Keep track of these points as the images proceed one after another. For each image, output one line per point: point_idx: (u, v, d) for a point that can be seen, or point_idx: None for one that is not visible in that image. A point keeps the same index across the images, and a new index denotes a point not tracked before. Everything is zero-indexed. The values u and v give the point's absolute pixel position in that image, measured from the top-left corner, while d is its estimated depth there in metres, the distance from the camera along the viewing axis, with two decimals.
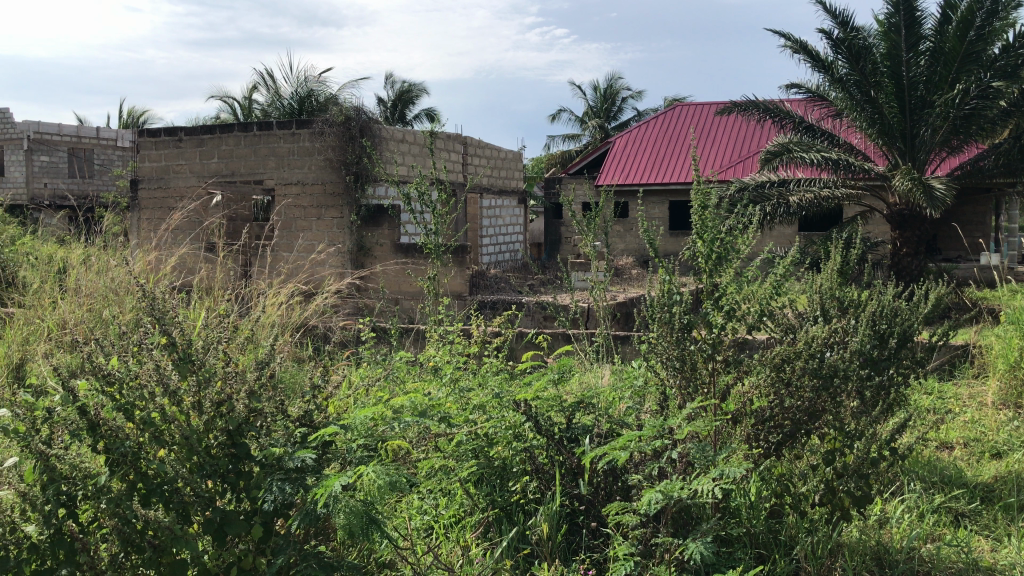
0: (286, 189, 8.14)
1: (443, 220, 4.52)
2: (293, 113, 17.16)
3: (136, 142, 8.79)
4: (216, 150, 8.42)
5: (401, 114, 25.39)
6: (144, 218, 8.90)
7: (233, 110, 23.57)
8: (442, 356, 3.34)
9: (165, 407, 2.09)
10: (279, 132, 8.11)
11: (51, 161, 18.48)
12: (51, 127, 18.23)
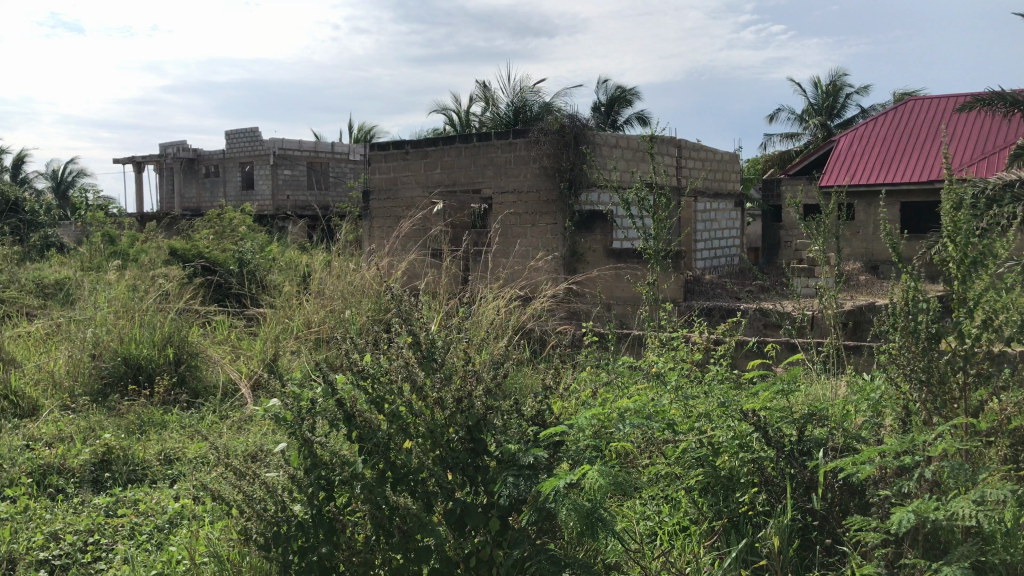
0: (503, 198, 8.39)
1: (663, 224, 4.48)
2: (509, 122, 17.68)
3: (368, 156, 9.42)
4: (439, 162, 8.85)
5: (614, 119, 25.50)
6: (375, 226, 9.52)
7: (453, 122, 24.66)
8: (666, 361, 3.32)
9: (411, 401, 2.24)
10: (497, 142, 8.39)
11: (293, 174, 20.20)
12: (292, 144, 19.93)
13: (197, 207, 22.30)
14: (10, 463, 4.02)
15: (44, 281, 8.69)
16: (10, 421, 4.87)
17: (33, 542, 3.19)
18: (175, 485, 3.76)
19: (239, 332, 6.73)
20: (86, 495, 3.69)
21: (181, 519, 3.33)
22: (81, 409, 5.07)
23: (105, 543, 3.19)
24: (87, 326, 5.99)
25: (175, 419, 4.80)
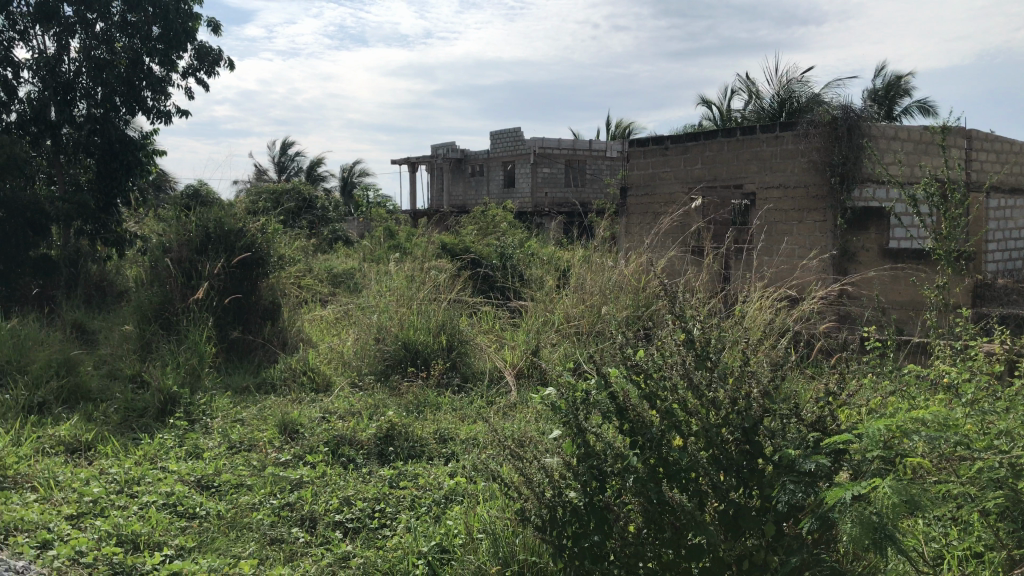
0: (767, 193, 8.09)
1: (955, 222, 4.11)
2: (774, 116, 16.98)
3: (627, 153, 9.47)
4: (700, 157, 8.71)
5: (889, 108, 23.73)
6: (633, 222, 9.55)
7: (714, 117, 24.12)
8: (959, 372, 3.04)
9: (686, 399, 2.21)
10: (761, 136, 8.10)
11: (552, 172, 20.78)
12: (553, 142, 20.46)
13: (463, 204, 23.57)
14: (311, 432, 4.50)
15: (335, 271, 9.60)
16: (308, 396, 5.45)
17: (329, 505, 3.55)
18: (450, 464, 4.02)
19: (504, 323, 7.05)
20: (373, 466, 4.05)
21: (456, 496, 3.55)
22: (367, 388, 5.56)
23: (391, 512, 3.47)
24: (372, 313, 6.56)
25: (448, 402, 5.12)
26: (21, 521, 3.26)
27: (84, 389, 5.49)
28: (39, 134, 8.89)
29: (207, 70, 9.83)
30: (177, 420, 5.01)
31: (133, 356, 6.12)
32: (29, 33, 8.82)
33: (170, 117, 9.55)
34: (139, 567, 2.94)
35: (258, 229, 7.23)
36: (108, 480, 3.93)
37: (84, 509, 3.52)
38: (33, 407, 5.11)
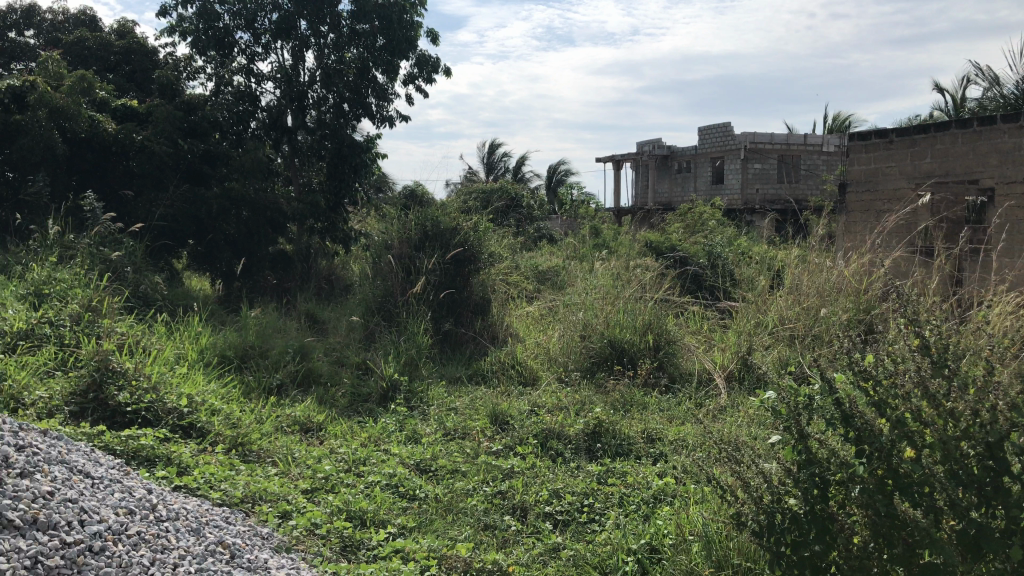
0: (1009, 189, 7.37)
1: None
2: (1017, 104, 15.47)
3: (847, 148, 9.02)
4: (930, 150, 8.10)
5: None
6: (853, 221, 9.05)
7: (946, 107, 22.32)
8: None
9: (921, 409, 2.08)
10: (1003, 126, 7.38)
11: (764, 168, 20.07)
12: (765, 137, 19.79)
13: (669, 201, 23.26)
14: (521, 424, 4.64)
15: (543, 268, 9.79)
16: (517, 388, 5.61)
17: (539, 496, 3.64)
18: (658, 463, 4.01)
19: (713, 324, 6.91)
20: (582, 461, 4.11)
21: (664, 496, 3.54)
22: (574, 383, 5.64)
23: (599, 507, 3.51)
24: (578, 310, 6.63)
25: (655, 402, 5.10)
26: (265, 492, 3.55)
27: (315, 373, 5.96)
28: (278, 138, 9.77)
29: (426, 75, 10.33)
30: (396, 406, 5.32)
31: (358, 345, 6.56)
32: (270, 46, 9.64)
33: (392, 121, 10.14)
34: (366, 542, 3.16)
35: (472, 227, 7.52)
36: (338, 458, 4.25)
37: (317, 485, 3.83)
38: (273, 389, 5.61)
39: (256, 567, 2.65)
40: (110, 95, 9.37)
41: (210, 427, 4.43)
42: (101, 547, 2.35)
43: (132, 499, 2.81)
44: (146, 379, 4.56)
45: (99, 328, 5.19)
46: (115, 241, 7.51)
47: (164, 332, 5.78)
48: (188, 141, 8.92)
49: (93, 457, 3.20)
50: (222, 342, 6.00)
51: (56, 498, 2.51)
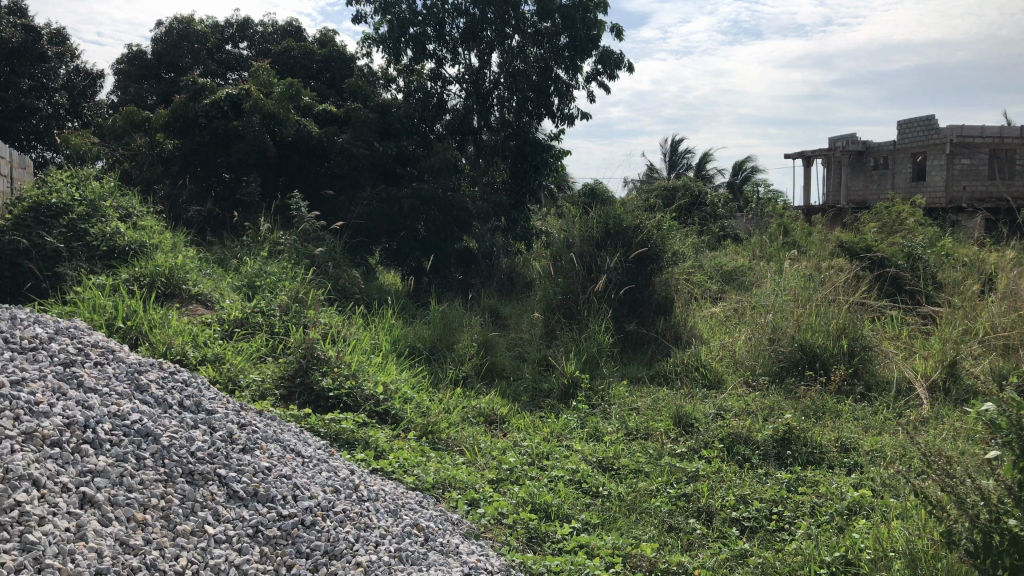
0: None
1: None
2: None
3: None
4: None
5: None
6: None
7: None
8: None
9: None
10: None
11: (972, 164, 18.58)
12: (975, 130, 18.28)
13: (864, 199, 21.95)
14: (705, 428, 4.54)
15: (727, 267, 9.54)
16: (701, 391, 5.50)
17: (724, 501, 3.57)
18: (854, 475, 3.82)
19: (913, 330, 6.49)
20: (770, 468, 3.99)
21: (861, 508, 3.37)
22: (762, 388, 5.48)
23: (789, 516, 3.40)
24: (766, 312, 6.42)
25: (849, 410, 4.86)
26: (454, 480, 3.68)
27: (499, 367, 6.12)
28: (463, 140, 10.08)
29: (608, 72, 10.33)
30: (579, 403, 5.36)
31: (541, 341, 6.66)
32: (457, 50, 9.96)
33: (574, 119, 10.22)
34: (551, 535, 3.21)
35: (655, 225, 7.42)
36: (523, 451, 4.34)
37: (503, 475, 3.93)
38: (459, 381, 5.80)
39: (449, 551, 2.77)
40: (314, 101, 10.01)
41: (402, 415, 4.66)
42: (312, 521, 2.53)
43: (337, 479, 3.01)
44: (346, 366, 4.86)
45: (305, 317, 5.58)
46: (317, 238, 8.03)
47: (361, 323, 6.13)
48: (383, 143, 9.40)
49: (303, 438, 3.45)
50: (412, 335, 6.27)
51: (274, 473, 2.73)
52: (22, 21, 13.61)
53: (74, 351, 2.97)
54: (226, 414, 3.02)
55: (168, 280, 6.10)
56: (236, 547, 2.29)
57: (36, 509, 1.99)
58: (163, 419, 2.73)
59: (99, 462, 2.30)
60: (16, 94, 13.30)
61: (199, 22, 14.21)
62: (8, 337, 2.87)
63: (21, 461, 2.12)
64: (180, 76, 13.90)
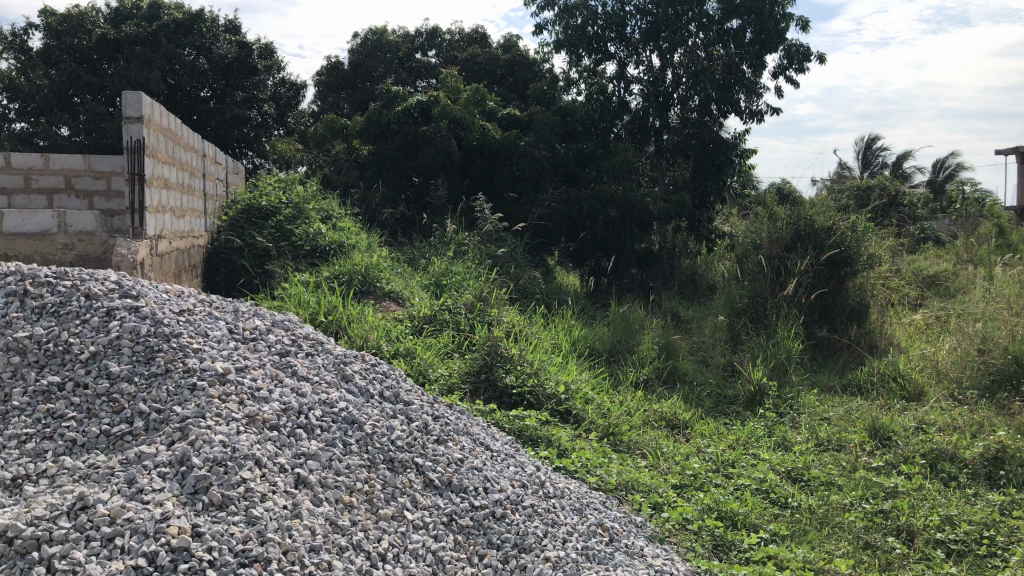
0: None
1: None
2: None
3: None
4: None
5: None
6: None
7: None
8: None
9: None
10: None
11: None
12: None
13: None
14: (906, 442, 4.28)
15: (928, 271, 8.94)
16: (900, 403, 5.19)
17: (927, 520, 3.35)
18: None
19: None
20: (980, 489, 3.72)
21: None
22: (969, 403, 5.09)
23: (1002, 542, 3.15)
24: (974, 321, 5.96)
25: None
26: (638, 482, 3.66)
27: (680, 371, 6.04)
28: (644, 140, 10.00)
29: (796, 66, 9.92)
30: (765, 411, 5.20)
31: (725, 346, 6.51)
32: (638, 50, 9.87)
33: (759, 116, 9.88)
34: (737, 544, 3.13)
35: (849, 226, 7.07)
36: (707, 458, 4.26)
37: (687, 481, 3.87)
38: (640, 384, 5.77)
39: (635, 553, 2.77)
40: (498, 105, 10.27)
41: (584, 415, 4.69)
42: (502, 514, 2.61)
43: (525, 474, 3.08)
44: (529, 365, 4.93)
45: (489, 316, 5.73)
46: (500, 238, 8.23)
47: (543, 323, 6.22)
48: (565, 145, 9.50)
49: (490, 432, 3.55)
50: (593, 336, 6.30)
51: (466, 465, 2.83)
52: (237, 39, 14.76)
53: (288, 342, 3.21)
54: (422, 405, 3.16)
55: (364, 277, 6.44)
56: (431, 534, 2.40)
57: (259, 486, 2.17)
58: (366, 408, 2.90)
59: (311, 446, 2.48)
60: (231, 106, 14.49)
61: (391, 32, 14.96)
62: (233, 327, 3.14)
63: (246, 441, 2.32)
64: (374, 85, 14.61)
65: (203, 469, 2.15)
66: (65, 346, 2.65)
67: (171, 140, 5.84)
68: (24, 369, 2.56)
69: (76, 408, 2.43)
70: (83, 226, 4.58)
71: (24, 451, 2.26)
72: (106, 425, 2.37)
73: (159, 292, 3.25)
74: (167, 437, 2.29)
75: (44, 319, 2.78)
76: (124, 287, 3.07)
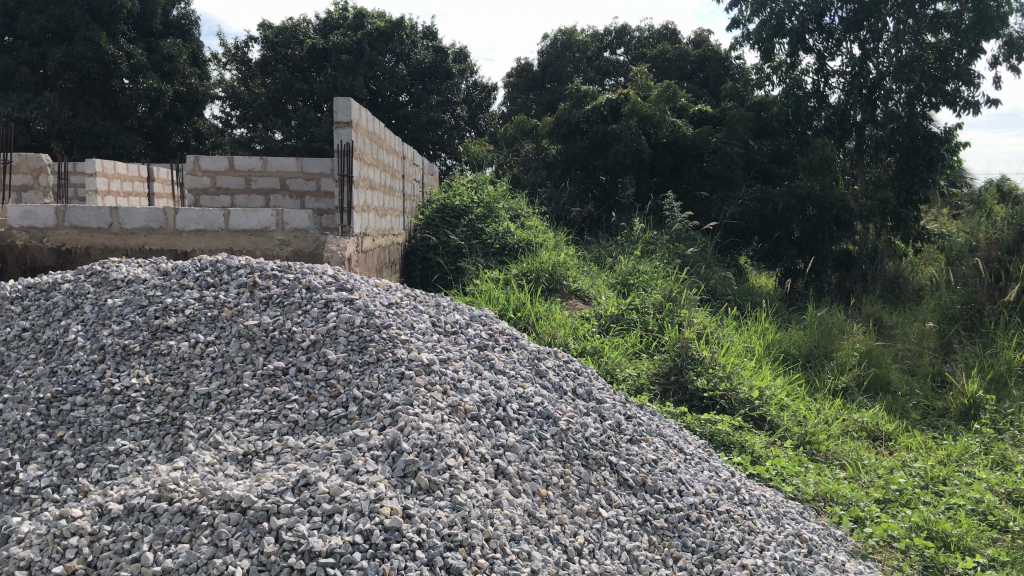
0: None
1: None
2: None
3: None
4: None
5: None
6: None
7: None
8: None
9: None
10: None
11: None
12: None
13: None
14: None
15: None
16: None
17: None
18: None
19: None
20: None
21: None
22: None
23: None
24: None
25: None
26: (837, 494, 3.48)
27: (884, 380, 5.70)
28: (843, 136, 9.49)
29: (1017, 54, 9.10)
30: (981, 426, 4.81)
31: (934, 355, 6.08)
32: (839, 42, 9.38)
33: (974, 109, 9.14)
34: (951, 567, 2.91)
35: None
36: (914, 473, 4.00)
37: (892, 496, 3.65)
38: (839, 392, 5.49)
39: (837, 568, 2.65)
40: (689, 103, 10.10)
41: (779, 422, 4.51)
42: (698, 518, 2.57)
43: (719, 479, 3.02)
44: (721, 368, 4.81)
45: (679, 317, 5.62)
46: (689, 238, 8.08)
47: (734, 325, 6.06)
48: (758, 142, 9.19)
49: (682, 435, 3.50)
50: (788, 339, 6.06)
51: (660, 466, 2.81)
52: (433, 44, 15.36)
53: (487, 337, 3.31)
54: (614, 404, 3.17)
55: (552, 275, 6.52)
56: (626, 533, 2.40)
57: (462, 474, 2.26)
58: (561, 403, 2.94)
59: (509, 438, 2.54)
60: (426, 109, 15.09)
61: (580, 32, 15.06)
62: (436, 321, 3.28)
63: (450, 430, 2.41)
64: (563, 85, 14.75)
65: (412, 454, 2.27)
66: (289, 334, 2.87)
67: (375, 142, 6.16)
68: (253, 353, 2.79)
69: (297, 391, 2.63)
70: (298, 223, 4.87)
71: (253, 430, 2.48)
72: (324, 408, 2.54)
73: (369, 285, 3.45)
74: (379, 422, 2.44)
75: (270, 308, 3.03)
76: (339, 281, 3.29)
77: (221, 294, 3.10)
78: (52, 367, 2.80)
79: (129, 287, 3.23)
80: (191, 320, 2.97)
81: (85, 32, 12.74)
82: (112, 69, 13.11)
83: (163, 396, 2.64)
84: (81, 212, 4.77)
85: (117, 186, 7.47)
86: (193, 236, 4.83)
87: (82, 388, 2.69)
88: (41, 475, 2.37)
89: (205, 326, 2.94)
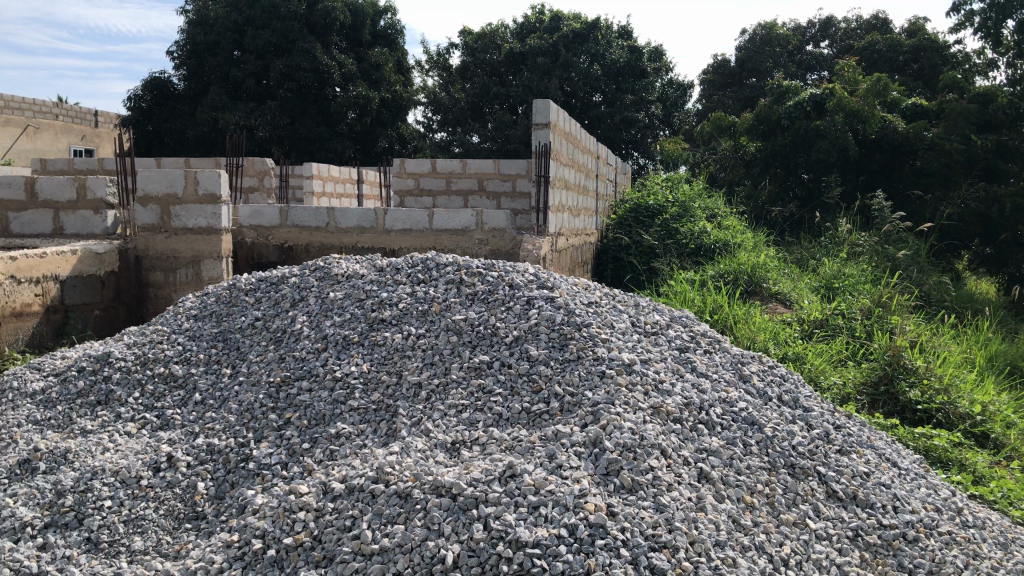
0: None
1: None
2: None
3: None
4: None
5: None
6: None
7: None
8: None
9: None
10: None
11: None
12: None
13: None
14: None
15: None
16: None
17: None
18: None
19: None
20: None
21: None
22: None
23: None
24: None
25: None
26: None
27: None
28: None
29: None
30: None
31: None
32: None
33: None
34: None
35: None
36: None
37: None
38: None
39: None
40: (903, 95, 9.47)
41: (1004, 441, 4.14)
42: (915, 537, 2.42)
43: (937, 497, 2.82)
44: (937, 379, 4.47)
45: (891, 323, 5.27)
46: (901, 239, 7.59)
47: (951, 334, 5.62)
48: (981, 136, 8.49)
49: (895, 448, 3.29)
50: (1014, 351, 5.57)
51: (872, 479, 2.67)
52: (628, 44, 15.29)
53: (687, 338, 3.27)
54: (822, 413, 3.04)
55: (751, 277, 6.34)
56: (836, 547, 2.30)
57: (665, 475, 2.25)
58: (765, 410, 2.86)
59: (713, 442, 2.50)
60: (620, 109, 15.05)
61: (781, 26, 14.50)
62: (636, 321, 3.27)
63: (652, 430, 2.41)
64: (762, 81, 14.25)
65: (614, 452, 2.28)
66: (493, 329, 2.97)
67: (572, 143, 6.23)
68: (460, 347, 2.91)
69: (502, 384, 2.71)
70: (497, 223, 5.04)
71: (461, 420, 2.58)
72: (527, 403, 2.61)
73: (569, 284, 3.50)
74: (581, 419, 2.47)
75: (476, 304, 3.14)
76: (541, 279, 3.37)
77: (431, 290, 3.26)
78: (281, 354, 3.05)
79: (349, 282, 3.45)
80: (404, 314, 3.13)
81: (303, 44, 13.75)
82: (326, 78, 14.05)
83: (379, 384, 2.80)
84: (303, 211, 5.14)
85: (331, 188, 8.00)
86: (400, 235, 5.09)
87: (307, 373, 2.91)
88: (272, 452, 2.59)
89: (416, 320, 3.09)
